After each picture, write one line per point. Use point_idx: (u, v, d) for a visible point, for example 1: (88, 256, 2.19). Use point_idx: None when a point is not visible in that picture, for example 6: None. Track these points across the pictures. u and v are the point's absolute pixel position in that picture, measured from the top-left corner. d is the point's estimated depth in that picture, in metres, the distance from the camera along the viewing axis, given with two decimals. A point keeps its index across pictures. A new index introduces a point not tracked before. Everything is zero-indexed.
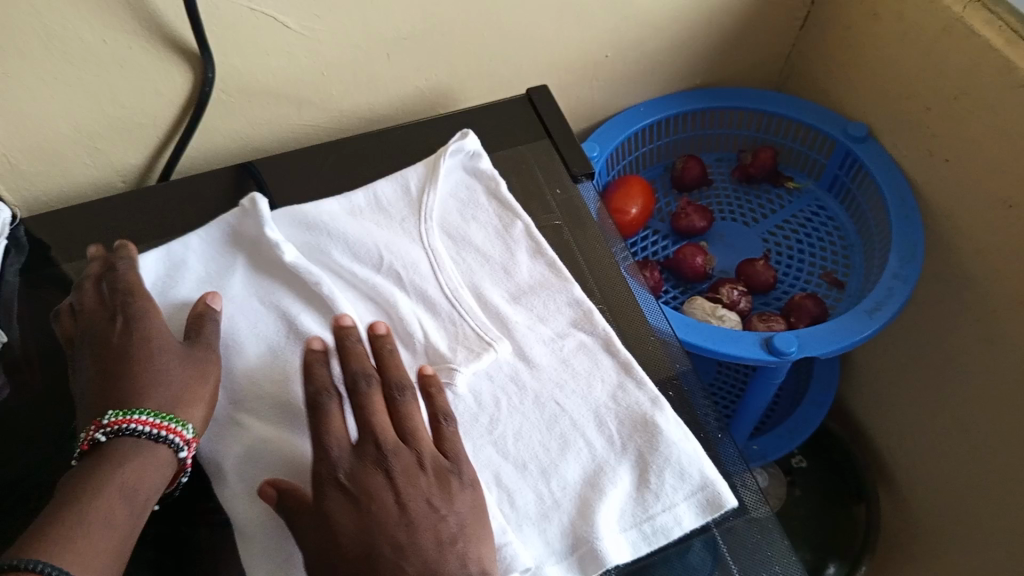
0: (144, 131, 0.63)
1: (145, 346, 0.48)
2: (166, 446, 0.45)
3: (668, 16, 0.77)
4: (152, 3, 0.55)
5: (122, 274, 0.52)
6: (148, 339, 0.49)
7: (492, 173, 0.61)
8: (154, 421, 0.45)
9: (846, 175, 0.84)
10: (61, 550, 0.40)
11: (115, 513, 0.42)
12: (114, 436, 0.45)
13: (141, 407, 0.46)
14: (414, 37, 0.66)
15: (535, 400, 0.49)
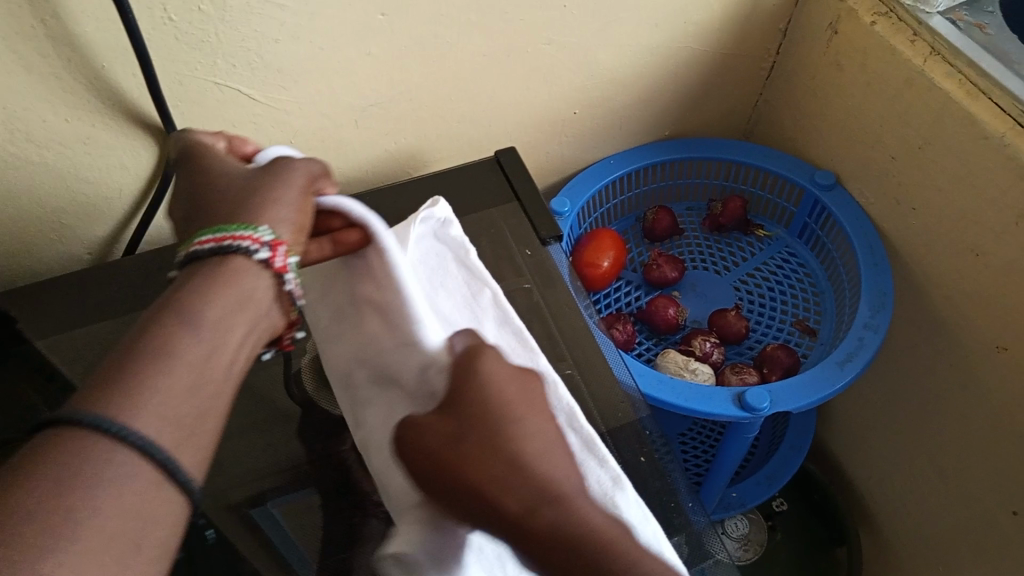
0: (110, 204, 0.64)
1: (214, 184, 0.44)
2: (238, 254, 0.40)
3: (634, 72, 0.77)
4: (115, 83, 0.55)
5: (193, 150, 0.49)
6: (215, 180, 0.45)
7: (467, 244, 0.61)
8: (214, 238, 0.40)
9: (815, 223, 0.85)
10: (123, 399, 0.33)
11: (179, 338, 0.36)
12: (187, 263, 0.40)
13: (207, 228, 0.41)
14: (382, 104, 0.67)
15: None
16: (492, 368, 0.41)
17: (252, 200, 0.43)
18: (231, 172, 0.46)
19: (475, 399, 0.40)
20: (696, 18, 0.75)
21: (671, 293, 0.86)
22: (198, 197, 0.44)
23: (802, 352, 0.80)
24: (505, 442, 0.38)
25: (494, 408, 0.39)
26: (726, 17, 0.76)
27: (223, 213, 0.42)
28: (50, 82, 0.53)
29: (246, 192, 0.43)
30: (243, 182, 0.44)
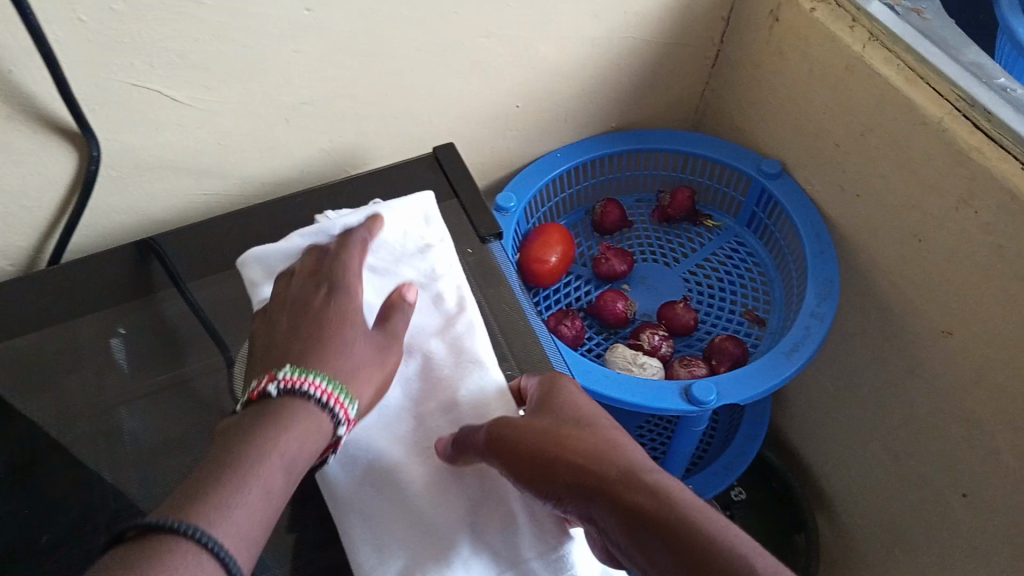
0: (30, 213, 0.61)
1: (319, 295, 0.51)
2: (303, 399, 0.45)
3: (575, 64, 0.76)
4: (25, 87, 0.53)
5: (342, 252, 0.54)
6: (326, 287, 0.51)
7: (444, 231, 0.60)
8: (324, 387, 0.46)
9: (763, 212, 0.85)
10: (213, 515, 0.39)
11: (264, 465, 0.42)
12: (286, 393, 0.45)
13: (314, 367, 0.46)
14: (314, 102, 0.65)
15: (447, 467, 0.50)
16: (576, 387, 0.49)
17: (338, 332, 0.49)
18: (343, 284, 0.52)
19: (570, 404, 0.47)
20: (637, 9, 0.74)
21: (621, 286, 0.85)
22: (301, 297, 0.51)
23: (752, 342, 0.80)
24: (597, 429, 0.45)
25: (586, 410, 0.47)
26: (667, 8, 0.76)
27: (309, 331, 0.48)
28: None
29: (333, 316, 0.50)
30: (349, 305, 0.51)
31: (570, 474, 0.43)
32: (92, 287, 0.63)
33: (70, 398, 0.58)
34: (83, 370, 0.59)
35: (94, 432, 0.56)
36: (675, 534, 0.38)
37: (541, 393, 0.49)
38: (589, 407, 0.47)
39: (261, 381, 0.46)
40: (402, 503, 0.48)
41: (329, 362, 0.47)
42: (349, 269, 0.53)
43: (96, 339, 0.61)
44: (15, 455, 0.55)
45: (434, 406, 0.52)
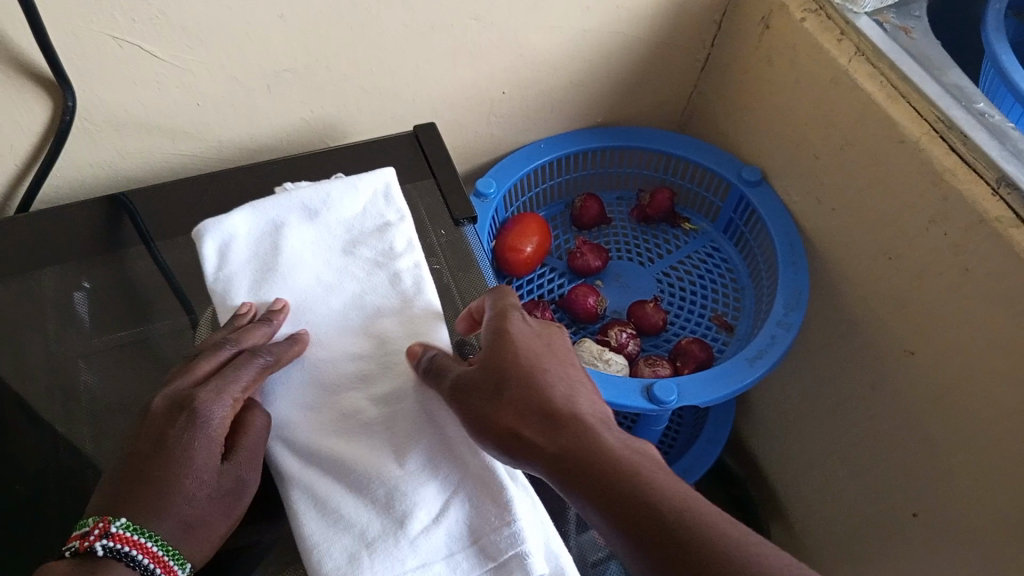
0: (0, 160, 0.61)
1: (175, 420, 0.46)
2: (129, 563, 0.42)
3: (565, 56, 0.76)
4: (2, 30, 0.52)
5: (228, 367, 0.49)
6: (187, 411, 0.47)
7: (402, 207, 0.61)
8: (155, 554, 0.43)
9: (740, 219, 0.85)
10: None
11: None
12: (112, 553, 0.42)
13: (146, 526, 0.43)
14: (296, 69, 0.65)
15: (388, 434, 0.49)
16: (522, 334, 0.51)
17: (179, 473, 0.45)
18: (212, 405, 0.47)
19: (517, 361, 0.49)
20: (628, 5, 0.74)
21: (593, 282, 0.85)
22: (161, 416, 0.47)
23: (718, 346, 0.80)
24: (542, 394, 0.48)
25: (532, 366, 0.49)
26: (658, 7, 0.76)
27: (151, 473, 0.45)
28: None
29: (183, 452, 0.45)
30: (209, 435, 0.46)
31: (519, 443, 0.46)
32: (57, 240, 0.63)
33: (25, 350, 0.58)
34: (41, 322, 0.59)
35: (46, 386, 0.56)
36: (608, 504, 0.42)
37: (491, 338, 0.51)
38: (536, 364, 0.49)
39: (91, 532, 0.42)
40: (354, 492, 0.47)
41: (165, 517, 0.44)
42: (233, 381, 0.48)
43: (56, 291, 0.60)
44: None
45: (382, 386, 0.51)
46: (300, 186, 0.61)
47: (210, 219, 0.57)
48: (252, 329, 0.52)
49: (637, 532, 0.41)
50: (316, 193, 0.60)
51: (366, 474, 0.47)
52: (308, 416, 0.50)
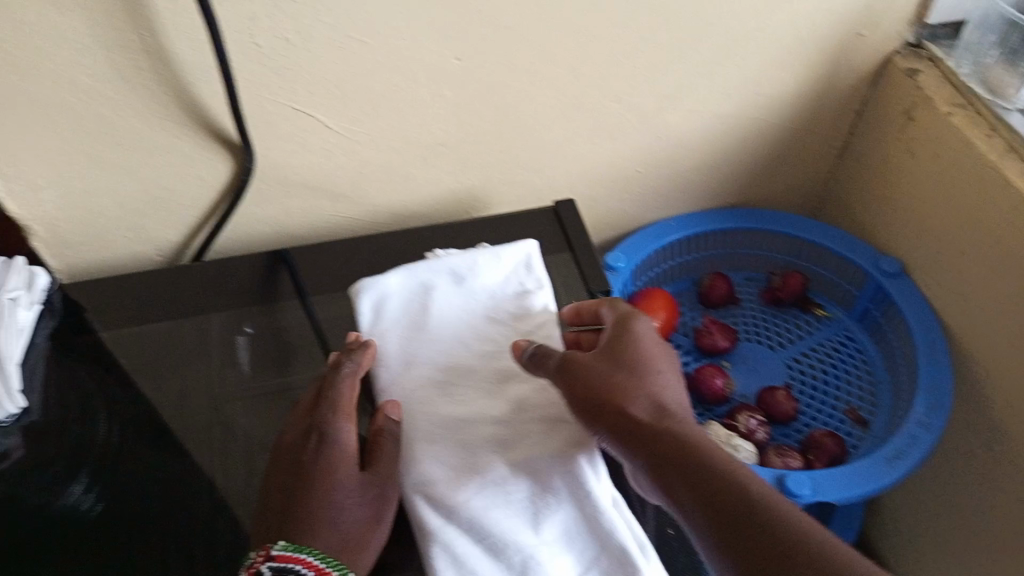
0: (185, 211, 0.68)
1: (308, 444, 0.52)
2: None
3: (704, 140, 0.78)
4: (202, 100, 0.59)
5: (337, 386, 0.55)
6: (315, 434, 0.52)
7: (542, 277, 0.63)
8: (318, 565, 0.46)
9: (877, 310, 0.83)
10: None
11: None
12: (278, 571, 0.46)
13: (305, 543, 0.47)
14: (449, 143, 0.69)
15: (524, 502, 0.50)
16: (643, 337, 0.56)
17: (324, 493, 0.50)
18: (334, 422, 0.53)
19: (636, 356, 0.55)
20: (769, 92, 0.74)
21: (720, 362, 0.84)
22: (294, 444, 0.53)
23: (851, 442, 0.78)
24: (653, 391, 0.53)
25: (647, 366, 0.55)
26: (800, 96, 0.76)
27: (300, 497, 0.50)
28: (142, 93, 0.57)
29: (325, 474, 0.50)
30: (343, 455, 0.51)
31: (627, 424, 0.51)
32: (224, 290, 0.69)
33: (192, 388, 0.63)
34: (207, 360, 0.65)
35: (207, 423, 0.61)
36: (698, 489, 0.48)
37: (612, 334, 0.56)
38: (652, 365, 0.55)
39: (255, 560, 0.46)
40: (491, 555, 0.48)
41: (319, 536, 0.48)
42: (338, 397, 0.54)
43: (221, 334, 0.66)
44: (135, 432, 0.61)
45: (519, 452, 0.53)
46: (448, 252, 0.65)
47: (366, 280, 0.62)
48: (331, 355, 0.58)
49: (722, 517, 0.46)
50: (462, 260, 0.63)
51: (507, 540, 0.48)
52: (451, 478, 0.51)
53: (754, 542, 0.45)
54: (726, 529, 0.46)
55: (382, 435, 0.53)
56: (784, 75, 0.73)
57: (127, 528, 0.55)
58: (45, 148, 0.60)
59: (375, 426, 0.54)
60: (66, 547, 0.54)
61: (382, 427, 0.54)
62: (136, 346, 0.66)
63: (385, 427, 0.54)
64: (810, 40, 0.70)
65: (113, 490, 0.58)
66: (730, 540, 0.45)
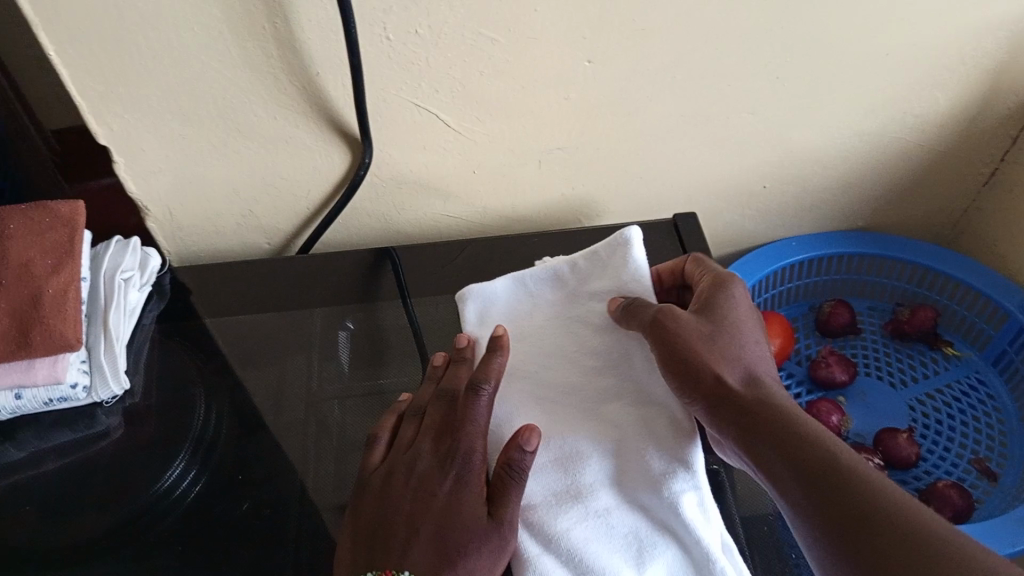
0: (297, 202, 0.67)
1: (444, 483, 0.49)
2: None
3: (838, 159, 0.72)
4: (327, 92, 0.58)
5: (438, 413, 0.53)
6: (450, 471, 0.49)
7: (641, 270, 0.54)
8: None
9: (1015, 353, 0.76)
10: None
11: None
12: None
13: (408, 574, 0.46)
14: (568, 148, 0.66)
15: (630, 539, 0.47)
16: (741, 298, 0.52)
17: (450, 535, 0.47)
18: (470, 459, 0.49)
19: (732, 315, 0.51)
20: (917, 112, 0.69)
21: (835, 397, 0.79)
22: (418, 471, 0.50)
23: (976, 495, 0.71)
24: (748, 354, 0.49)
25: (740, 324, 0.51)
26: (951, 116, 0.70)
27: (423, 533, 0.47)
28: (268, 81, 0.56)
29: (451, 514, 0.48)
30: (473, 495, 0.48)
31: (719, 384, 0.48)
32: (330, 286, 0.68)
33: (290, 380, 0.63)
34: (307, 355, 0.64)
35: (304, 418, 0.61)
36: (790, 451, 0.44)
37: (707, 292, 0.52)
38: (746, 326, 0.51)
39: None
40: None
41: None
42: (473, 429, 0.50)
43: (322, 330, 0.66)
44: (234, 418, 0.61)
45: (627, 482, 0.49)
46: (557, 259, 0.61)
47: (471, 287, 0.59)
48: (456, 374, 0.54)
49: (813, 478, 0.43)
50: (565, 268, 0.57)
51: None
52: (552, 502, 0.49)
53: (847, 504, 0.42)
54: (816, 491, 0.43)
55: (514, 470, 0.48)
56: (937, 94, 0.67)
57: (221, 522, 0.55)
58: (170, 131, 0.60)
59: (504, 456, 0.48)
60: (161, 532, 0.54)
61: (513, 458, 0.48)
62: (240, 334, 0.66)
63: (516, 458, 0.48)
64: (973, 57, 0.64)
65: (208, 479, 0.57)
66: (824, 509, 0.42)
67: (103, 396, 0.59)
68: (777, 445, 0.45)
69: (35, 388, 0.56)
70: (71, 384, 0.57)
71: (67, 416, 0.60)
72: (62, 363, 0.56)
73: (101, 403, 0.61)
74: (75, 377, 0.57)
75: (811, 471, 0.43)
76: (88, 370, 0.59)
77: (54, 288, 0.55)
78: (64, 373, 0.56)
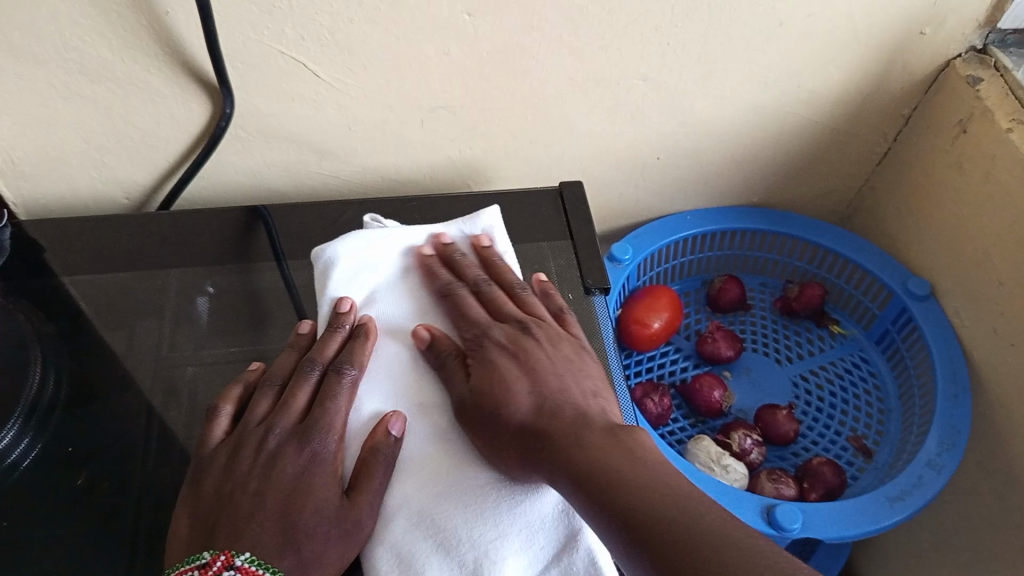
0: (155, 153, 0.62)
1: (295, 460, 0.46)
2: None
3: (733, 130, 0.71)
4: (177, 32, 0.53)
5: (300, 387, 0.49)
6: (306, 446, 0.46)
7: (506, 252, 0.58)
8: None
9: (897, 333, 0.77)
10: None
11: None
12: None
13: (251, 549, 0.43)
14: (452, 107, 0.63)
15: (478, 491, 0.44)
16: (497, 350, 0.50)
17: (297, 509, 0.44)
18: (326, 439, 0.46)
19: (496, 364, 0.49)
20: (811, 86, 0.67)
21: (721, 371, 0.79)
22: (272, 449, 0.47)
23: (851, 473, 0.72)
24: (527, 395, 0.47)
25: (515, 379, 0.48)
26: (844, 93, 0.69)
27: (268, 510, 0.44)
28: (110, 18, 0.51)
29: (300, 491, 0.45)
30: (324, 470, 0.45)
31: (512, 430, 0.45)
32: (192, 245, 0.63)
33: (140, 345, 0.59)
34: (162, 318, 0.60)
35: (155, 387, 0.56)
36: (592, 486, 0.40)
37: (484, 332, 0.52)
38: (516, 365, 0.49)
39: (218, 560, 0.42)
40: (441, 552, 0.42)
41: (286, 554, 0.43)
42: (338, 406, 0.48)
43: (181, 292, 0.61)
44: (74, 386, 0.57)
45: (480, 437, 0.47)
46: (388, 223, 0.60)
47: (325, 248, 0.56)
48: (323, 340, 0.51)
49: (611, 502, 0.39)
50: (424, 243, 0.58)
51: (455, 536, 0.43)
52: (404, 467, 0.46)
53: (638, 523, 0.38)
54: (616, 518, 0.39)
55: (377, 457, 0.45)
56: (831, 69, 0.66)
57: (46, 495, 0.51)
58: (0, 69, 0.54)
59: (369, 442, 0.46)
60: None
61: (378, 444, 0.46)
62: (90, 295, 0.61)
63: (383, 445, 0.46)
64: (865, 32, 0.63)
65: (44, 446, 0.53)
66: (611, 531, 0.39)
67: None
68: (580, 481, 0.41)
69: None
70: None
71: None
72: None
73: None
74: None
75: (615, 505, 0.39)
76: None
77: None
78: None
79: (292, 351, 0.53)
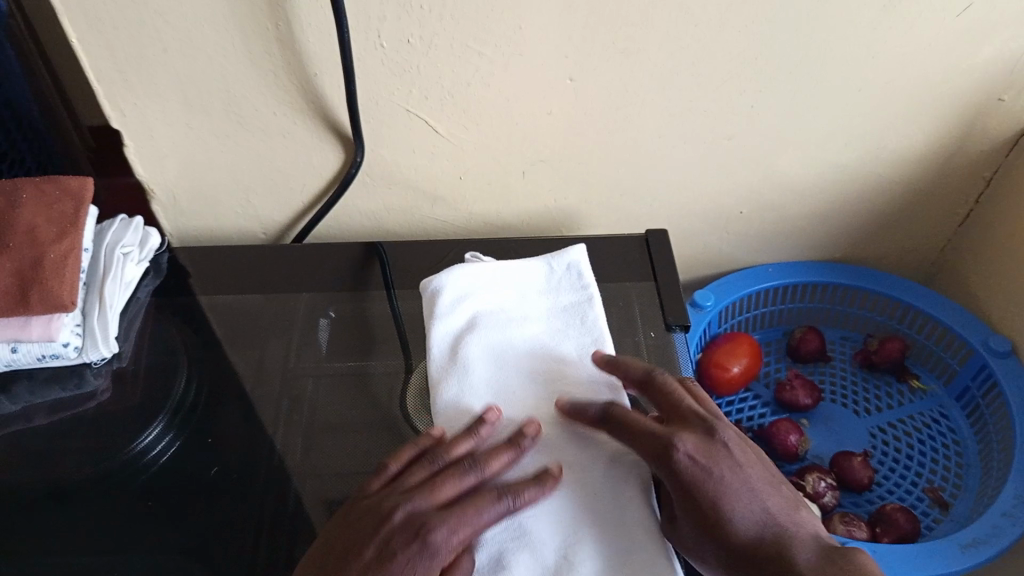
0: (292, 194, 0.71)
1: (409, 548, 0.46)
2: None
3: (815, 188, 0.75)
4: (321, 90, 0.62)
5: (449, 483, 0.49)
6: (423, 538, 0.46)
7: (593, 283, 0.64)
8: None
9: (978, 389, 0.78)
10: None
11: None
12: None
13: None
14: (552, 161, 0.70)
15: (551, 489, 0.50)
16: (690, 467, 0.47)
17: None
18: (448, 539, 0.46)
19: (700, 487, 0.47)
20: (892, 147, 0.71)
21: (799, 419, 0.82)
22: (395, 526, 0.47)
23: (927, 523, 0.73)
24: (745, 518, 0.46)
25: (726, 502, 0.47)
26: (924, 155, 0.73)
27: None
28: (269, 77, 0.61)
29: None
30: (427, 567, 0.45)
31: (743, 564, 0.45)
32: (318, 273, 0.72)
33: (268, 360, 0.67)
34: (289, 336, 0.68)
35: (279, 395, 0.64)
36: None
37: (676, 447, 0.48)
38: (713, 482, 0.47)
39: None
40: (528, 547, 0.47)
41: None
42: (475, 520, 0.47)
43: (306, 315, 0.70)
44: (209, 389, 0.65)
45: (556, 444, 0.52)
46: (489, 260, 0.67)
47: (435, 277, 0.63)
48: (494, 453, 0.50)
49: None
50: (518, 274, 0.64)
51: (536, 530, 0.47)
52: None
53: None
54: None
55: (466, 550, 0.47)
56: (910, 131, 0.70)
57: (182, 480, 0.59)
58: (176, 118, 0.64)
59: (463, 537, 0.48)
60: (132, 486, 0.58)
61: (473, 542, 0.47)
62: (228, 314, 0.70)
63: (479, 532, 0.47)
64: (943, 98, 0.67)
65: (181, 440, 0.61)
66: None
67: (92, 357, 0.64)
68: None
69: (29, 343, 0.60)
70: (64, 343, 0.61)
71: (57, 376, 0.64)
72: (56, 323, 0.60)
73: (90, 364, 0.65)
74: (67, 337, 0.61)
75: None
76: (81, 332, 0.63)
77: (56, 253, 0.59)
78: (58, 333, 0.60)
79: (466, 437, 0.52)
